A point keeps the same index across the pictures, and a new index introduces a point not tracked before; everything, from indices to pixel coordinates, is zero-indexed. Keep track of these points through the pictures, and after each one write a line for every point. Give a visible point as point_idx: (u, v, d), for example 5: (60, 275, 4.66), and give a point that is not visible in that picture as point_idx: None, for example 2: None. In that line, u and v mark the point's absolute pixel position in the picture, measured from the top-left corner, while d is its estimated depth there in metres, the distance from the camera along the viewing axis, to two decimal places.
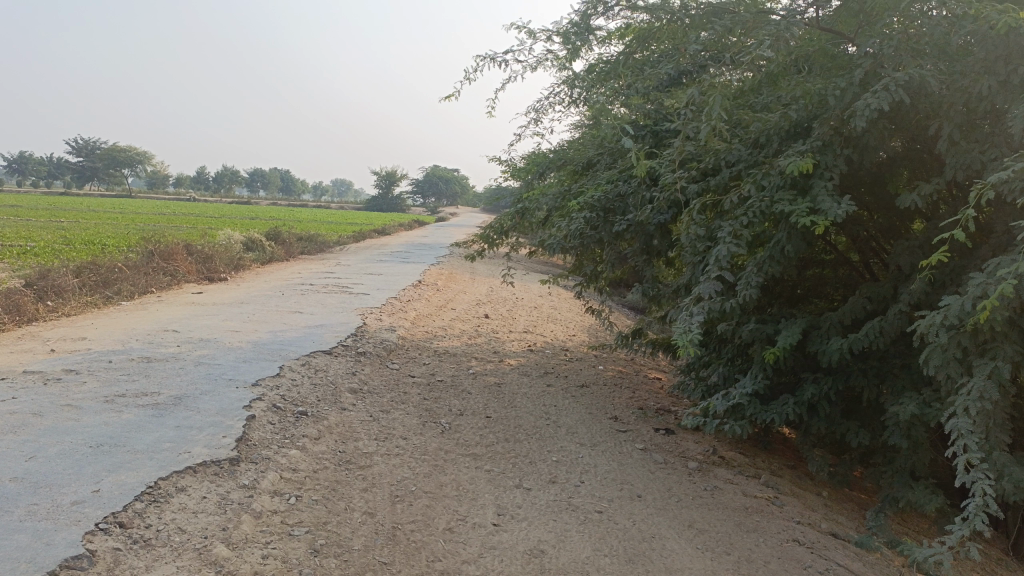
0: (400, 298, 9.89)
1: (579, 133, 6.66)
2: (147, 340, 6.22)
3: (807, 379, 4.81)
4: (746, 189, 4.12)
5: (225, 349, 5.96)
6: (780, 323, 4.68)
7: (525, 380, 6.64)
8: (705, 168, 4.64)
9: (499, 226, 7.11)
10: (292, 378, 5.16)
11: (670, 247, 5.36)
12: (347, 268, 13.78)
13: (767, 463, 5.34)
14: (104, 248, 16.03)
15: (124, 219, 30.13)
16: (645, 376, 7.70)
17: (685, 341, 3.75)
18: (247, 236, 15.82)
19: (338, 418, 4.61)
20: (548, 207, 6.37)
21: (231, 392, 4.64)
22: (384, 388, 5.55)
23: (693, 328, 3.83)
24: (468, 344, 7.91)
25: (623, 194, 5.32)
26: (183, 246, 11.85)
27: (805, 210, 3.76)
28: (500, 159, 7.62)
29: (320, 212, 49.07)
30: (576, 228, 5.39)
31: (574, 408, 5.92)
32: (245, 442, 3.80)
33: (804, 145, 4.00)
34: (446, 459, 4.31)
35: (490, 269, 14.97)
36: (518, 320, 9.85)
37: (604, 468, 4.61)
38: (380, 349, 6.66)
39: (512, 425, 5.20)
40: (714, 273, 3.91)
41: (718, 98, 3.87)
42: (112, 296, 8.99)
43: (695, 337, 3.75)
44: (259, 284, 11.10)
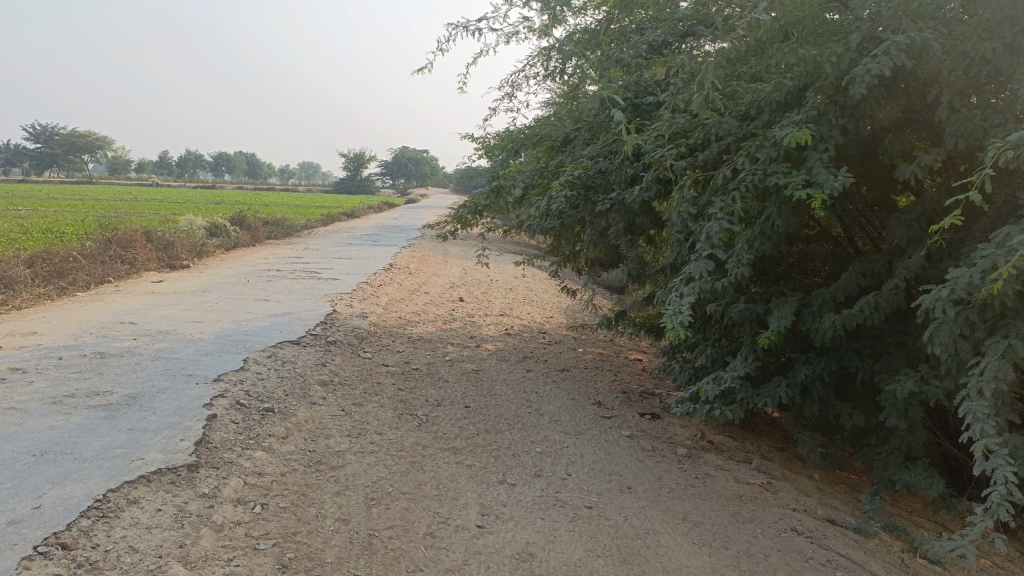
0: (371, 283, 9.58)
1: (556, 108, 6.38)
2: (102, 334, 5.87)
3: (799, 360, 4.60)
4: (737, 163, 3.87)
5: (186, 341, 5.63)
6: (772, 302, 4.46)
7: (503, 366, 6.40)
8: (693, 143, 4.39)
9: (474, 206, 6.82)
10: (257, 372, 4.85)
11: (655, 226, 5.11)
12: (315, 253, 13.40)
13: (756, 446, 5.16)
14: (61, 235, 15.47)
15: (84, 206, 29.33)
16: (626, 357, 7.50)
17: (676, 325, 3.49)
18: (210, 221, 15.34)
19: (307, 414, 4.32)
20: (525, 186, 6.09)
21: (191, 389, 4.33)
22: (356, 379, 5.27)
23: (684, 310, 3.57)
24: (443, 329, 7.64)
25: (604, 170, 5.05)
26: (143, 233, 11.39)
27: (800, 182, 3.51)
28: (473, 137, 7.31)
29: (287, 196, 48.31)
30: (557, 207, 5.11)
31: (555, 394, 5.68)
32: (205, 445, 3.51)
33: (798, 115, 3.75)
34: (424, 454, 4.05)
35: (463, 250, 14.66)
36: (494, 303, 9.59)
37: (591, 458, 4.38)
38: (351, 337, 6.36)
39: (492, 415, 4.95)
40: (705, 251, 3.66)
41: (712, 65, 3.60)
42: (67, 286, 8.56)
43: (686, 320, 3.50)
44: (224, 271, 10.70)
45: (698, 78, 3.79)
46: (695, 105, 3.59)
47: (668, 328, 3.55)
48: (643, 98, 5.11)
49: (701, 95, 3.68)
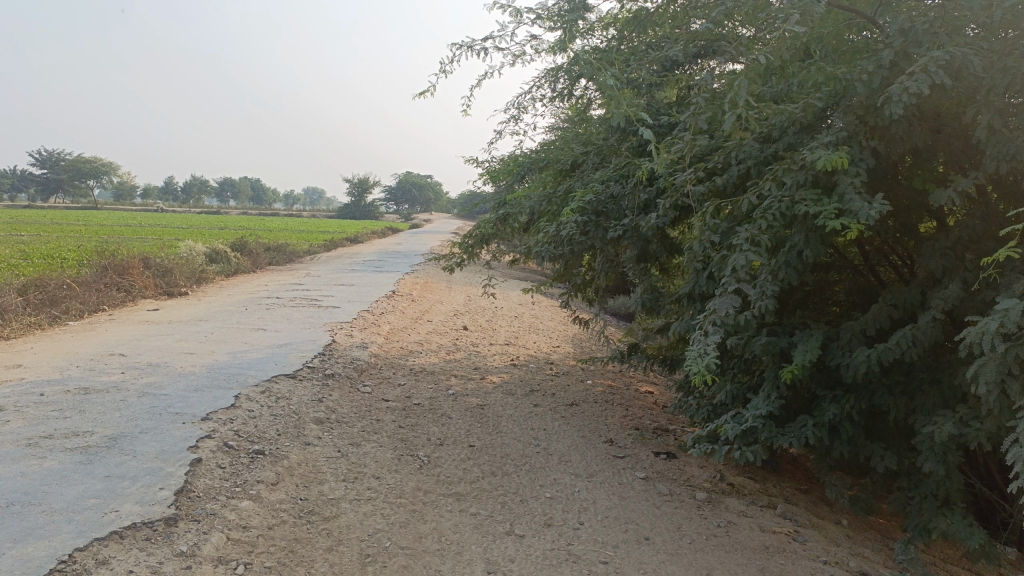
0: (373, 311, 9.31)
1: (564, 131, 6.16)
2: (89, 367, 5.60)
3: (826, 397, 4.32)
4: (763, 188, 3.63)
5: (176, 375, 5.36)
6: (796, 336, 4.18)
7: (509, 400, 6.11)
8: (713, 167, 4.14)
9: (480, 234, 6.57)
10: (249, 410, 4.57)
11: (670, 253, 4.85)
12: (316, 279, 13.16)
13: (779, 489, 4.86)
14: (60, 262, 15.29)
15: (87, 231, 29.26)
16: (636, 390, 7.20)
17: (702, 366, 3.21)
18: (210, 246, 15.13)
19: (300, 456, 4.04)
20: (532, 214, 5.84)
21: (176, 429, 4.05)
22: (354, 416, 4.98)
23: (710, 350, 3.28)
24: (447, 361, 7.35)
25: (616, 196, 4.80)
26: (140, 259, 11.16)
27: (833, 210, 3.27)
28: (479, 161, 7.07)
29: (290, 221, 48.28)
30: (567, 234, 4.84)
31: (564, 431, 5.39)
32: (186, 495, 3.23)
33: (828, 137, 3.53)
34: (425, 501, 3.75)
35: (466, 277, 14.42)
36: (498, 332, 9.31)
37: (605, 505, 4.07)
38: (350, 370, 6.07)
39: (498, 455, 4.66)
40: (731, 285, 3.40)
41: (744, 83, 3.35)
42: (59, 315, 8.31)
43: (712, 361, 3.22)
44: (222, 299, 10.46)
45: (725, 97, 3.53)
46: (722, 128, 3.34)
47: (692, 370, 3.28)
48: (657, 119, 4.88)
49: (731, 115, 3.42)
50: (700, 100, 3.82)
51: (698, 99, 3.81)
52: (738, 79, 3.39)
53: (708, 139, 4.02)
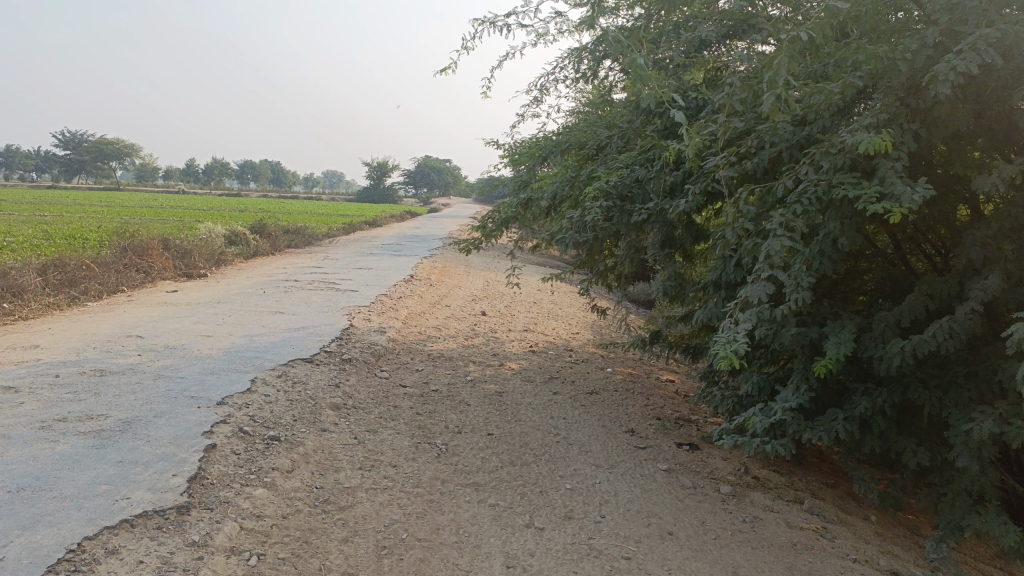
0: (391, 295, 9.24)
1: (589, 114, 6.03)
2: (106, 349, 5.56)
3: (856, 391, 4.17)
4: (798, 173, 3.50)
5: (192, 358, 5.30)
6: (828, 326, 4.04)
7: (528, 388, 6.00)
8: (744, 152, 4.00)
9: (500, 218, 6.46)
10: (264, 395, 4.49)
11: (696, 240, 4.69)
12: (334, 262, 13.13)
13: (805, 483, 4.73)
14: (81, 242, 15.37)
15: (109, 212, 29.47)
16: (657, 378, 7.08)
17: (733, 356, 3.09)
18: (229, 228, 15.12)
19: (316, 443, 3.96)
20: (554, 199, 5.70)
21: (191, 414, 3.99)
22: (371, 402, 4.90)
23: (740, 339, 3.16)
24: (465, 346, 7.26)
25: (642, 179, 4.67)
26: (159, 241, 11.15)
27: (874, 195, 3.15)
28: (499, 144, 6.94)
29: (309, 204, 48.37)
30: (591, 220, 4.75)
31: (585, 420, 5.28)
32: (199, 482, 3.16)
33: (868, 119, 3.40)
34: (442, 492, 3.66)
35: (485, 261, 14.32)
36: (517, 318, 9.21)
37: (626, 497, 3.97)
38: (367, 355, 5.99)
39: (517, 444, 4.57)
40: (765, 272, 3.27)
41: (784, 61, 3.16)
42: (79, 296, 8.30)
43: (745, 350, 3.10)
44: (240, 281, 10.44)
45: (764, 77, 3.28)
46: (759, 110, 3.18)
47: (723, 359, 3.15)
48: (685, 100, 4.72)
49: (770, 97, 3.23)
50: (733, 81, 3.65)
51: (732, 79, 3.65)
52: (777, 58, 3.20)
53: (741, 120, 3.87)
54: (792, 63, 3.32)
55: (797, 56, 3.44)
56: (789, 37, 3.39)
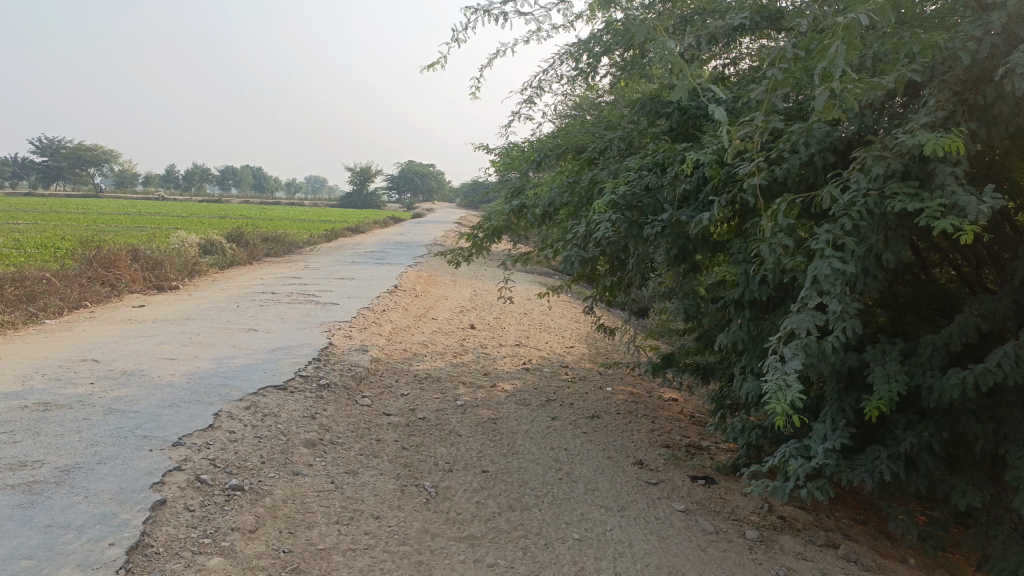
0: (374, 308, 8.71)
1: (592, 115, 5.60)
2: (55, 376, 5.00)
3: (898, 422, 3.74)
4: (844, 179, 3.10)
5: (151, 386, 4.75)
6: (866, 353, 3.63)
7: (524, 412, 5.51)
8: (774, 156, 3.58)
9: (492, 227, 5.97)
10: (228, 432, 3.96)
11: (713, 252, 4.25)
12: (315, 272, 12.57)
13: (834, 521, 4.27)
14: (47, 252, 14.70)
15: (85, 219, 28.80)
16: (660, 398, 6.61)
17: (785, 402, 2.73)
18: (205, 237, 14.50)
19: (287, 490, 3.45)
20: (551, 206, 5.17)
21: (141, 459, 3.46)
22: (352, 435, 4.39)
23: (793, 383, 2.74)
24: (454, 365, 6.76)
25: (653, 187, 4.20)
26: (128, 252, 10.57)
27: (936, 208, 2.78)
28: (489, 147, 6.42)
29: (290, 210, 47.67)
30: (599, 234, 4.17)
31: (588, 451, 4.79)
32: (142, 553, 2.64)
33: (925, 116, 2.99)
34: (433, 549, 3.16)
35: (472, 270, 13.82)
36: (508, 331, 8.71)
37: (642, 548, 3.48)
38: (348, 378, 5.47)
39: (516, 484, 4.07)
40: (813, 300, 2.88)
41: (842, 48, 2.72)
42: (37, 313, 7.71)
43: (797, 395, 2.74)
44: (214, 294, 9.86)
45: (817, 66, 2.84)
46: (814, 106, 2.78)
47: (771, 405, 2.79)
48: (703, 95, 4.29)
49: (824, 92, 2.78)
50: (773, 73, 3.21)
51: (771, 70, 3.21)
52: (833, 44, 2.75)
53: (775, 116, 3.40)
54: (846, 50, 2.93)
55: (850, 43, 3.01)
56: (843, 21, 2.96)
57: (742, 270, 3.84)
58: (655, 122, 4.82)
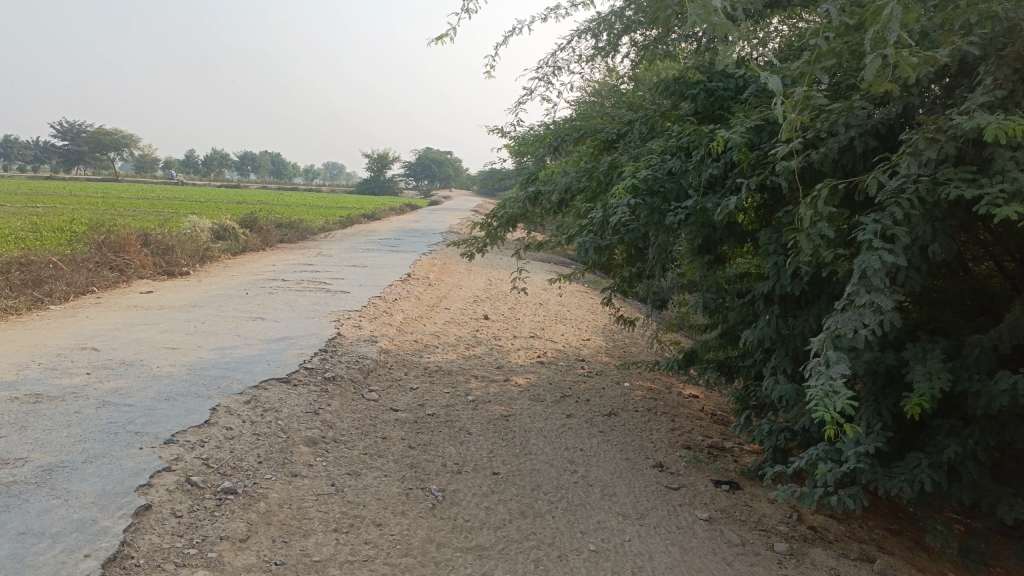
0: (385, 296, 8.49)
1: (615, 97, 5.33)
2: (51, 365, 4.81)
3: (940, 428, 3.46)
4: (894, 163, 2.84)
5: (149, 378, 4.55)
6: (907, 352, 3.35)
7: (538, 409, 5.26)
8: (811, 138, 3.30)
9: (507, 215, 5.71)
10: (225, 429, 3.75)
11: (740, 243, 3.94)
12: (327, 259, 12.37)
13: (867, 532, 3.99)
14: (60, 236, 14.59)
15: (102, 204, 28.85)
16: (679, 394, 6.35)
17: (831, 411, 2.54)
18: (217, 222, 14.34)
19: (283, 494, 3.23)
20: (568, 193, 4.91)
21: (130, 458, 3.25)
22: (356, 433, 4.17)
23: (841, 393, 2.55)
24: (466, 357, 6.52)
25: (676, 172, 3.91)
26: (139, 237, 10.42)
27: (997, 194, 2.52)
28: (505, 131, 6.17)
29: (306, 196, 47.65)
30: (617, 221, 3.86)
31: (604, 452, 4.53)
32: (120, 566, 2.43)
33: (984, 95, 2.70)
34: (437, 561, 2.93)
35: (487, 259, 13.59)
36: (523, 322, 8.47)
37: (663, 563, 3.22)
38: (354, 371, 5.24)
39: (528, 487, 3.84)
40: (860, 297, 2.66)
41: (898, 11, 2.48)
42: (42, 298, 7.55)
43: (844, 402, 2.54)
44: (224, 280, 9.68)
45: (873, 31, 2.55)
46: (866, 75, 2.49)
47: (816, 414, 2.61)
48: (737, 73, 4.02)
49: (878, 59, 2.49)
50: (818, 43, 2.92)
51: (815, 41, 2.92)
52: (890, 6, 2.46)
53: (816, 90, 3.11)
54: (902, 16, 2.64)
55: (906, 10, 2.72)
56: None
57: (772, 262, 3.54)
58: (679, 104, 4.54)
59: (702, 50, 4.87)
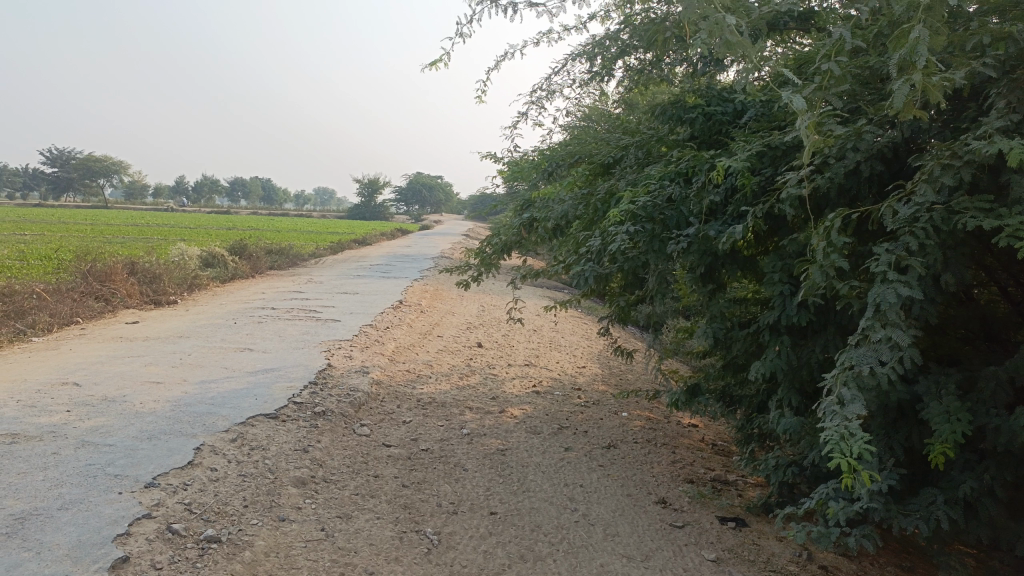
0: (377, 325, 8.33)
1: (611, 122, 5.24)
2: (29, 402, 4.63)
3: (954, 462, 3.32)
4: (907, 191, 2.73)
5: (131, 416, 4.38)
6: (919, 385, 3.23)
7: (534, 442, 5.10)
8: (817, 164, 3.21)
9: (501, 243, 5.59)
10: (209, 470, 3.58)
11: (743, 271, 3.84)
12: (317, 286, 12.20)
13: (879, 571, 3.83)
14: (46, 265, 14.39)
15: (91, 231, 28.67)
16: (679, 424, 6.20)
17: (849, 454, 2.39)
18: (206, 250, 14.17)
19: (269, 541, 3.06)
20: (564, 220, 4.79)
21: (107, 504, 3.08)
22: (347, 472, 4.00)
23: (858, 435, 2.41)
24: (459, 388, 6.36)
25: (677, 199, 3.80)
26: (125, 265, 10.25)
27: (1019, 225, 2.43)
28: (498, 157, 6.06)
29: (297, 222, 47.53)
30: (616, 250, 3.75)
31: (604, 488, 4.37)
32: None
33: (1001, 120, 2.61)
34: None
35: (480, 285, 13.45)
36: (517, 350, 8.32)
37: None
38: (345, 405, 5.07)
39: (527, 528, 3.67)
40: (875, 333, 2.54)
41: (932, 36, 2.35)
42: (24, 330, 7.36)
43: (861, 445, 2.39)
44: (212, 309, 9.51)
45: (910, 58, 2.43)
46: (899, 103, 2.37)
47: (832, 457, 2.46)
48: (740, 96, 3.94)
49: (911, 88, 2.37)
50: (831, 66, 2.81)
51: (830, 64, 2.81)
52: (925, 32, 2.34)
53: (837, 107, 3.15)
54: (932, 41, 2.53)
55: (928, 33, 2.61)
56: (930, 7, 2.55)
57: (777, 291, 3.46)
58: (677, 129, 4.45)
59: (698, 74, 4.79)
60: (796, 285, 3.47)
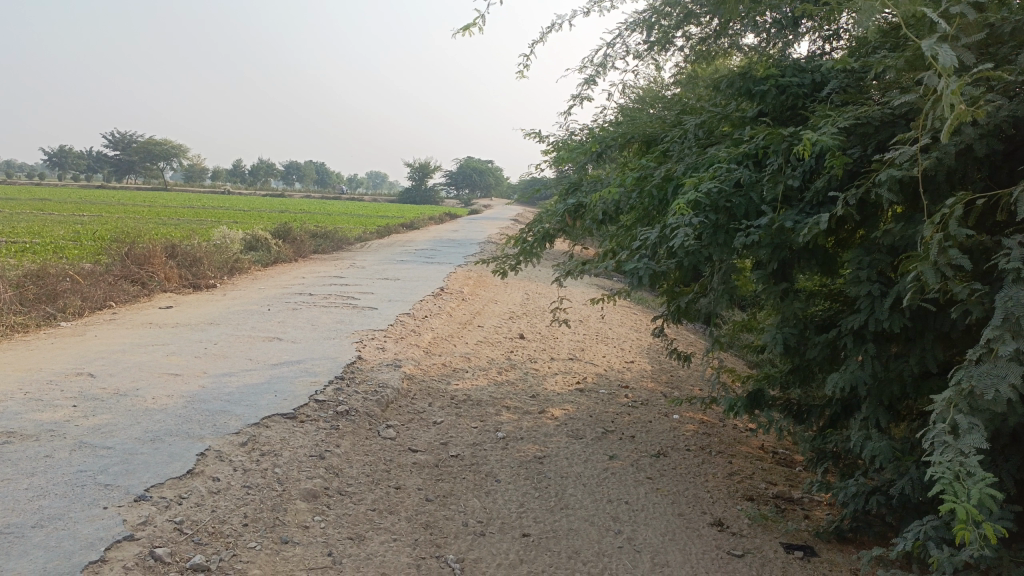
0: (415, 313, 7.95)
1: (667, 97, 4.73)
2: (38, 394, 4.34)
3: None
4: None
5: (139, 413, 4.05)
6: None
7: (577, 449, 4.64)
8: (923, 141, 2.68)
9: (544, 230, 5.13)
10: (211, 480, 3.22)
11: (824, 268, 3.33)
12: (359, 271, 11.89)
13: None
14: (92, 246, 14.39)
15: (145, 212, 29.09)
16: (735, 429, 5.67)
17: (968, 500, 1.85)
18: (249, 233, 13.99)
19: (267, 569, 2.69)
20: (612, 206, 4.31)
21: (88, 521, 2.73)
22: (366, 482, 3.62)
23: (981, 474, 1.86)
24: (498, 384, 5.93)
25: (746, 183, 3.29)
26: (165, 248, 10.06)
27: None
28: (542, 136, 5.58)
29: (346, 205, 47.72)
30: (675, 242, 3.25)
31: (654, 506, 3.89)
32: None
33: None
34: None
35: (525, 272, 13.01)
36: (561, 342, 7.87)
37: None
38: (372, 404, 4.69)
39: (565, 555, 3.23)
40: (1004, 347, 2.01)
41: None
42: (55, 314, 7.17)
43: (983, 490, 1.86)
44: (249, 294, 9.26)
45: None
46: None
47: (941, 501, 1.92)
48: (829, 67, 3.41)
49: None
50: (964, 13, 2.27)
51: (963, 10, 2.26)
52: None
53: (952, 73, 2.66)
54: None
55: None
56: None
57: (864, 292, 2.96)
58: (744, 104, 3.92)
59: (768, 44, 4.26)
60: (887, 284, 2.97)
